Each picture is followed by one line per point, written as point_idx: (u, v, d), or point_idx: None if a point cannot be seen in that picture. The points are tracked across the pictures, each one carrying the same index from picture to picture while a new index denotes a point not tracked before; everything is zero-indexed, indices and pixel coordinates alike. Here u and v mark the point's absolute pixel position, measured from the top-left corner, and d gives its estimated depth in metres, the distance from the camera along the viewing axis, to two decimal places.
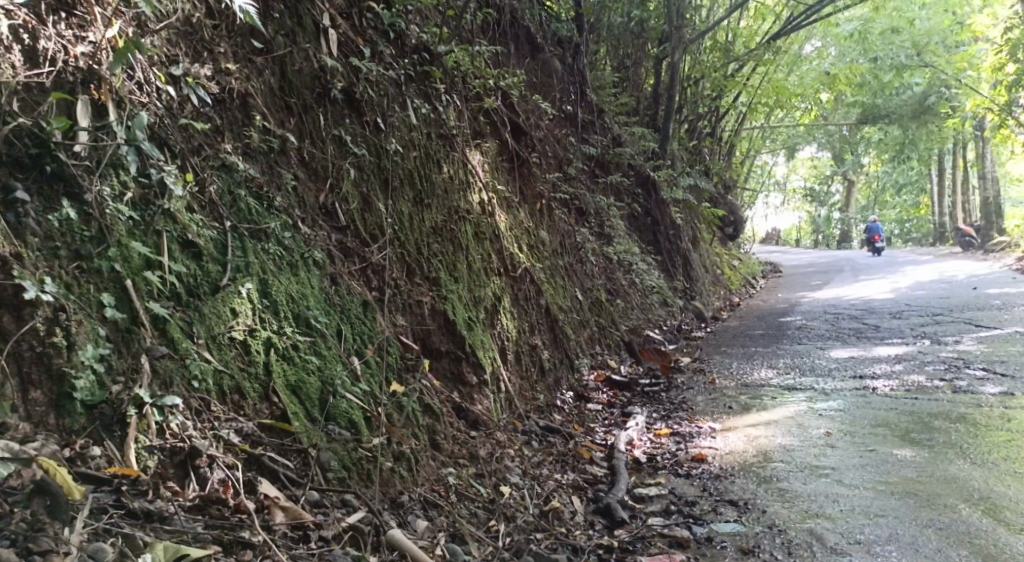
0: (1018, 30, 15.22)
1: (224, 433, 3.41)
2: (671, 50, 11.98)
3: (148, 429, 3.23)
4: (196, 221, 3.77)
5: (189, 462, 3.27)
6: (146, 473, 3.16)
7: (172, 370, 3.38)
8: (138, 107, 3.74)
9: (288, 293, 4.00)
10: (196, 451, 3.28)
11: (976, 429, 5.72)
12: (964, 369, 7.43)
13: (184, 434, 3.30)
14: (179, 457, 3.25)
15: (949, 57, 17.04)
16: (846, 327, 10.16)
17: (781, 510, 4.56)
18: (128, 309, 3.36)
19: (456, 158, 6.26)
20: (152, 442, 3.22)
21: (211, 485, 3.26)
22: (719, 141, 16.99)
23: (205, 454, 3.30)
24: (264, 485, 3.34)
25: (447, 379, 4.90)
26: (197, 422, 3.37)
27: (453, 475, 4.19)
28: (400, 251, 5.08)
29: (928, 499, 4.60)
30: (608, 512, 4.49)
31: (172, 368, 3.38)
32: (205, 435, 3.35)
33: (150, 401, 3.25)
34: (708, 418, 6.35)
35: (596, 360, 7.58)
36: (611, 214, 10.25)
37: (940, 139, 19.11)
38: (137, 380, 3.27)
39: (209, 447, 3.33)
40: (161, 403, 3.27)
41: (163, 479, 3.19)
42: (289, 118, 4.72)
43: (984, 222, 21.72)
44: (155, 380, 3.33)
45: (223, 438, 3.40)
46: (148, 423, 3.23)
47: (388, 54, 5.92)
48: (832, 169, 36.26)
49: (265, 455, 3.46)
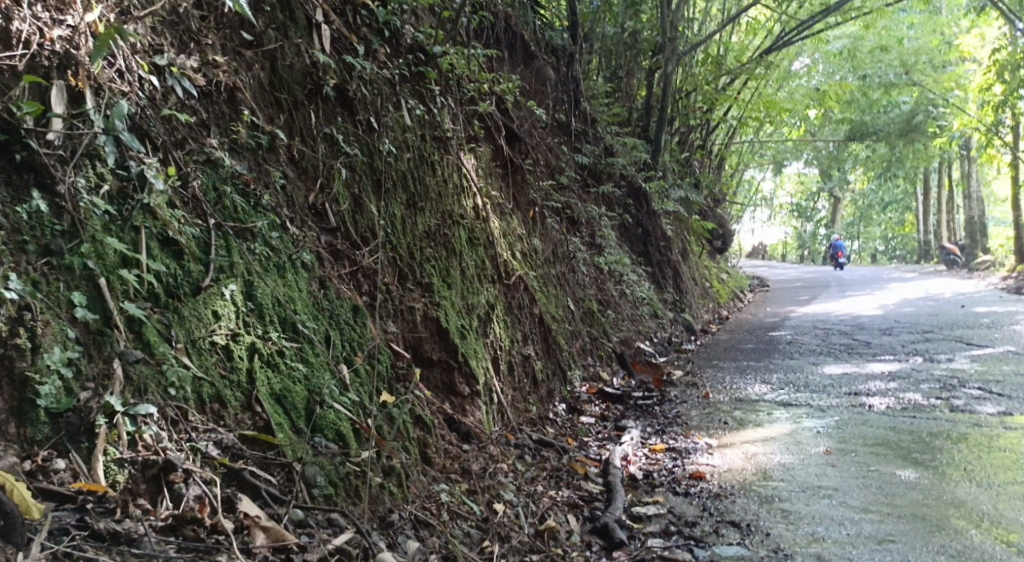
0: (1005, 51, 15.00)
1: (202, 445, 3.18)
2: (663, 63, 11.73)
3: (119, 441, 3.00)
4: (177, 217, 3.55)
5: (163, 477, 3.04)
6: (116, 488, 2.94)
7: (147, 376, 3.16)
8: (119, 95, 3.53)
9: (275, 296, 3.78)
10: (171, 465, 3.05)
11: (978, 449, 5.55)
12: (961, 387, 7.27)
13: (158, 446, 3.07)
14: (151, 472, 3.02)
15: (937, 76, 16.65)
16: (837, 343, 10.00)
17: (786, 533, 4.37)
18: (101, 310, 3.14)
19: (450, 162, 6.06)
20: (122, 455, 2.99)
21: (186, 504, 3.02)
22: (709, 154, 16.86)
23: (180, 469, 3.07)
24: (244, 504, 3.11)
25: (439, 390, 4.69)
26: (172, 434, 3.14)
27: (445, 491, 3.99)
28: (392, 254, 4.88)
29: (936, 524, 4.42)
30: (606, 532, 4.29)
31: (147, 374, 3.16)
32: (181, 448, 3.13)
33: (121, 410, 3.03)
34: (704, 434, 6.15)
35: (588, 372, 7.37)
36: (603, 225, 10.07)
37: (926, 158, 19.00)
38: (108, 386, 3.04)
39: (185, 460, 3.11)
40: (134, 411, 3.05)
41: (134, 495, 2.96)
42: (279, 115, 4.51)
43: (969, 241, 21.67)
44: (128, 387, 3.10)
45: (200, 450, 3.18)
46: (119, 434, 3.00)
47: (383, 52, 5.73)
48: (819, 185, 36.21)
49: (246, 469, 3.24)
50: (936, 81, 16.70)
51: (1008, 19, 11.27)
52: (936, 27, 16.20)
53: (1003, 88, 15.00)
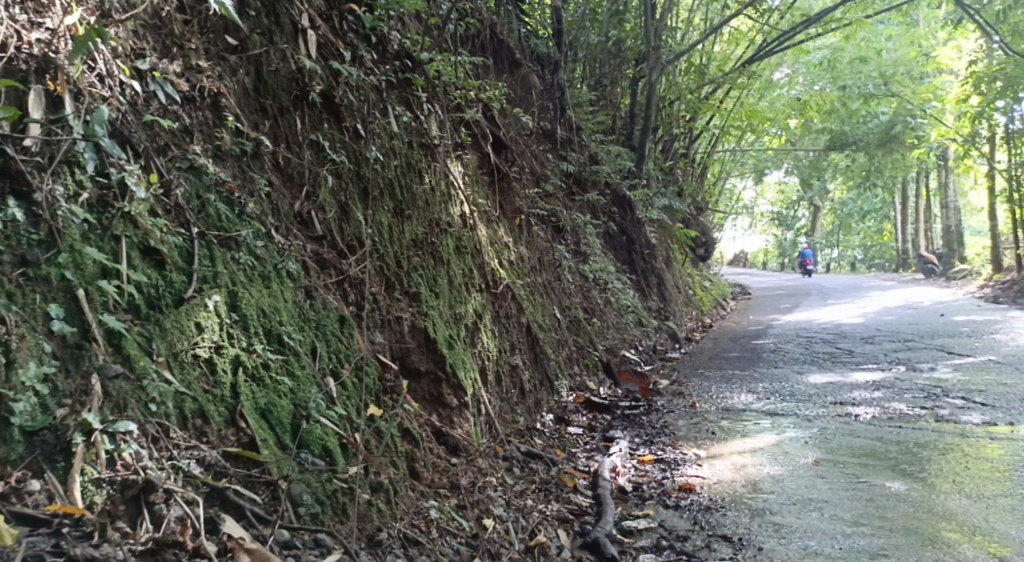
0: (981, 63, 15.02)
1: (184, 464, 3.08)
2: (647, 71, 11.69)
3: (96, 460, 2.89)
4: (159, 226, 3.45)
5: (143, 498, 2.93)
6: (93, 510, 2.83)
7: (127, 392, 3.05)
8: (99, 101, 3.43)
9: (260, 306, 3.67)
10: (151, 485, 2.95)
11: (965, 460, 5.50)
12: (944, 397, 7.24)
13: (137, 465, 2.96)
14: (131, 492, 2.91)
15: (915, 87, 16.70)
16: (820, 351, 9.98)
17: (778, 547, 4.31)
18: (79, 323, 3.03)
19: (437, 170, 5.98)
20: (100, 475, 2.88)
21: (167, 526, 2.91)
22: (692, 163, 16.85)
23: (161, 489, 2.96)
24: (228, 525, 3.01)
25: (427, 402, 4.60)
26: (153, 451, 3.03)
27: (434, 507, 3.89)
28: (380, 263, 4.78)
29: (928, 537, 4.36)
30: (596, 548, 4.21)
31: (127, 389, 3.05)
32: (162, 466, 3.02)
33: (99, 427, 2.92)
34: (692, 445, 6.08)
35: (574, 381, 7.29)
36: (587, 233, 10.01)
37: (905, 168, 19.04)
38: (86, 403, 2.93)
39: (167, 479, 3.00)
40: (113, 428, 2.94)
41: (113, 518, 2.85)
42: (264, 121, 4.42)
43: (946, 250, 21.79)
44: (107, 403, 3.00)
45: (182, 469, 3.07)
46: (97, 452, 2.89)
47: (369, 58, 5.64)
48: (799, 193, 36.34)
49: (230, 488, 3.13)
50: (914, 92, 16.70)
51: (983, 32, 11.28)
52: (913, 39, 16.22)
53: (980, 100, 15.04)
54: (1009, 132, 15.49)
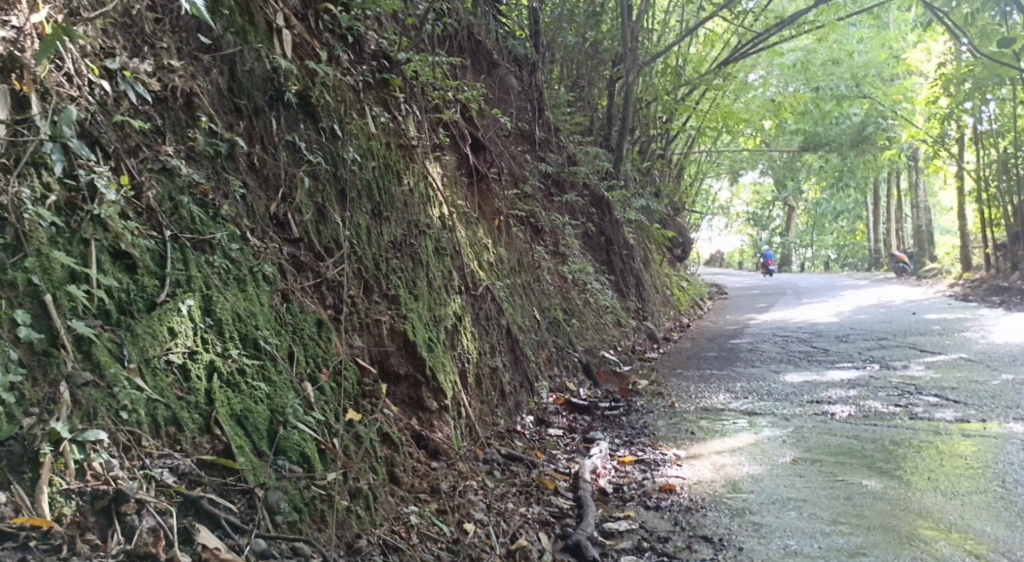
0: (950, 65, 15.17)
1: (156, 473, 3.00)
2: (624, 73, 11.69)
3: (65, 470, 2.81)
4: (130, 229, 3.37)
5: (114, 509, 2.85)
6: (61, 523, 2.74)
7: (97, 400, 2.97)
8: (66, 101, 3.36)
9: (235, 311, 3.60)
10: (123, 496, 2.87)
11: (940, 457, 5.51)
12: (918, 395, 7.27)
13: (108, 475, 2.88)
14: (101, 503, 2.83)
15: (886, 89, 16.84)
16: (796, 350, 10.00)
17: (758, 547, 4.28)
18: (47, 329, 2.95)
19: (415, 171, 5.92)
20: (69, 486, 2.80)
21: (139, 537, 2.83)
22: (669, 163, 16.87)
23: (133, 499, 2.88)
24: (202, 536, 2.94)
25: (406, 405, 4.54)
26: (125, 461, 2.96)
27: (415, 513, 3.83)
28: (357, 266, 4.72)
29: (906, 535, 4.35)
30: (578, 551, 4.17)
31: (97, 397, 2.97)
32: (134, 476, 2.94)
33: (68, 436, 2.84)
34: (672, 445, 6.06)
35: (554, 383, 7.26)
36: (566, 233, 9.98)
37: (877, 169, 19.18)
38: (54, 412, 2.85)
39: (139, 489, 2.92)
40: (82, 438, 2.86)
41: (82, 530, 2.77)
42: (239, 122, 4.35)
43: (917, 250, 22.00)
44: (76, 412, 2.92)
45: (155, 479, 2.99)
46: (66, 463, 2.81)
47: (346, 58, 5.58)
48: (773, 194, 36.53)
49: (205, 497, 3.06)
50: (886, 93, 16.79)
51: (951, 36, 11.36)
52: (884, 42, 16.30)
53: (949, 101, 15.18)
54: (978, 133, 15.59)
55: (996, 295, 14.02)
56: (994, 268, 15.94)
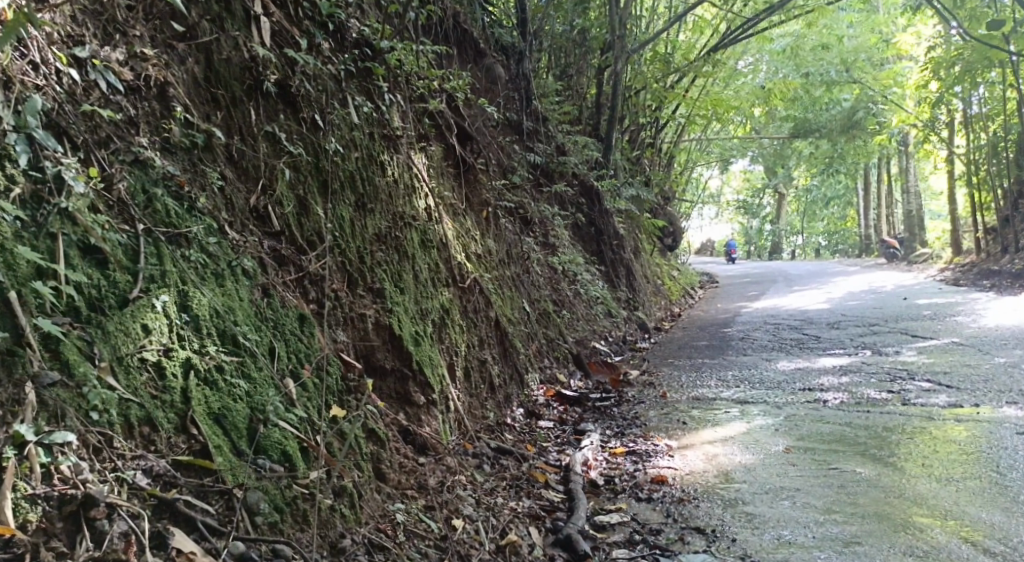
0: (940, 49, 15.04)
1: (129, 475, 2.90)
2: (612, 61, 11.55)
3: (30, 474, 2.70)
4: (100, 222, 3.27)
5: (83, 513, 2.74)
6: (27, 529, 2.64)
7: (65, 400, 2.87)
8: (31, 90, 3.27)
9: (213, 306, 3.50)
10: (92, 500, 2.76)
11: (933, 443, 5.44)
12: (910, 380, 7.22)
13: (77, 478, 2.78)
14: (69, 508, 2.73)
15: (876, 73, 16.72)
16: (787, 338, 9.94)
17: (752, 538, 4.21)
18: (12, 327, 2.85)
19: (400, 161, 5.81)
20: (34, 490, 2.69)
21: (109, 543, 2.73)
22: (659, 152, 16.73)
23: (102, 504, 2.77)
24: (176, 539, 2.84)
25: (392, 400, 4.46)
26: (95, 463, 2.85)
27: (401, 510, 3.75)
28: (341, 259, 4.62)
29: (901, 523, 4.28)
30: (569, 545, 4.11)
31: (65, 398, 2.87)
32: (104, 479, 2.84)
33: (34, 439, 2.73)
34: (663, 436, 5.98)
35: (545, 375, 7.18)
36: (555, 224, 9.90)
37: (867, 154, 19.11)
38: (18, 414, 2.75)
39: (109, 492, 2.82)
40: (49, 440, 2.76)
41: (49, 537, 2.67)
42: (217, 112, 4.25)
43: (908, 235, 21.95)
44: (43, 413, 2.81)
45: (127, 481, 2.89)
46: (31, 467, 2.71)
47: (327, 46, 5.47)
48: (764, 181, 36.46)
49: (180, 499, 2.96)
50: (875, 78, 16.66)
51: (940, 18, 11.19)
52: (874, 25, 16.14)
53: (939, 86, 15.09)
54: (968, 117, 15.63)
55: (987, 278, 13.98)
56: (985, 251, 15.91)
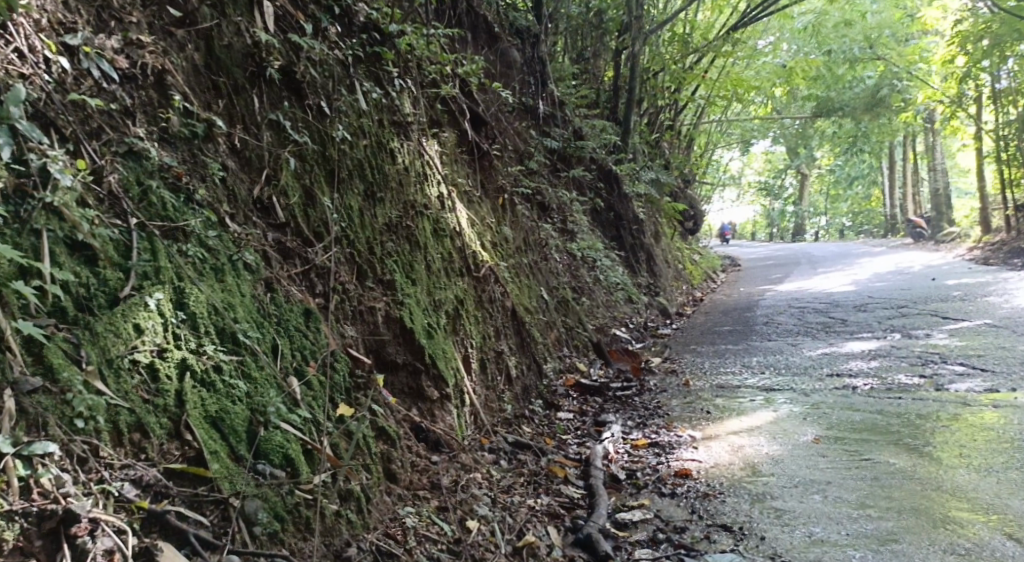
0: (967, 23, 14.69)
1: (116, 487, 2.76)
2: (630, 42, 11.32)
3: (7, 489, 2.55)
4: (89, 217, 3.12)
5: (63, 530, 2.59)
6: (2, 550, 2.47)
7: (47, 408, 2.73)
8: (16, 80, 3.13)
9: (211, 303, 3.35)
10: (73, 516, 2.60)
11: (970, 430, 5.23)
12: (943, 364, 6.98)
13: (58, 493, 2.63)
14: (49, 525, 2.57)
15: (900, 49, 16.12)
16: (814, 321, 9.71)
17: (782, 536, 4.03)
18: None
19: (411, 148, 5.65)
20: (12, 506, 2.53)
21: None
22: (679, 134, 16.46)
23: (84, 519, 2.61)
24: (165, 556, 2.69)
25: (404, 396, 4.30)
26: (79, 474, 2.72)
27: (412, 514, 3.59)
28: (349, 250, 4.46)
29: (941, 518, 4.08)
30: (590, 545, 3.95)
31: (48, 405, 2.73)
32: (89, 492, 2.70)
33: (11, 451, 2.59)
34: (687, 426, 5.79)
35: (564, 364, 7.00)
36: (574, 210, 9.70)
37: (892, 131, 18.77)
38: None
39: (93, 507, 2.66)
40: (29, 450, 2.62)
41: (26, 556, 2.51)
42: (218, 101, 4.09)
43: (935, 214, 21.49)
44: (22, 422, 2.67)
45: (113, 493, 2.75)
46: (8, 480, 2.56)
47: (334, 32, 5.29)
48: (786, 161, 35.95)
49: (171, 512, 2.81)
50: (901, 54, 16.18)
51: None
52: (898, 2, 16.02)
53: (967, 61, 14.74)
54: (996, 91, 15.26)
55: (1017, 257, 13.65)
56: (1015, 229, 15.51)
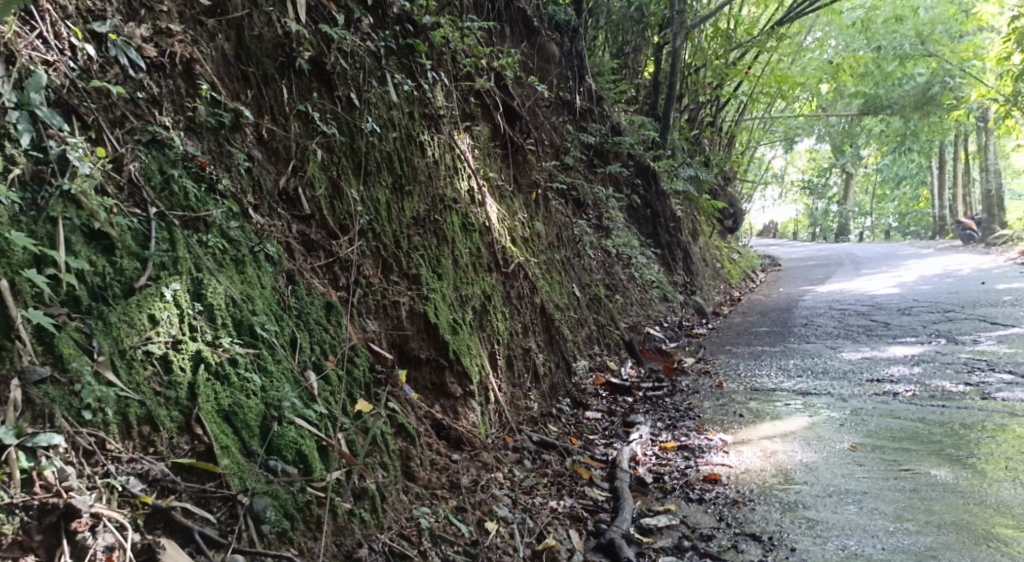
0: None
1: (122, 481, 2.74)
2: (671, 37, 11.13)
3: (10, 482, 2.55)
4: (107, 205, 3.11)
5: (64, 525, 2.59)
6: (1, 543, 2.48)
7: (54, 399, 2.71)
8: (39, 68, 3.13)
9: (229, 295, 3.32)
10: (73, 511, 2.60)
11: (1018, 443, 5.04)
12: (991, 372, 6.76)
13: (62, 487, 2.63)
14: (49, 519, 2.57)
15: (954, 46, 16.07)
16: (854, 324, 9.49)
17: (814, 548, 3.91)
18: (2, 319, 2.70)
19: (441, 141, 5.58)
20: (13, 499, 2.54)
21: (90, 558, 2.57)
22: (720, 131, 16.20)
23: (85, 515, 2.61)
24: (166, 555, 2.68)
25: (426, 392, 4.24)
26: (86, 467, 2.71)
27: (427, 514, 3.52)
28: (375, 244, 4.41)
29: (982, 534, 3.94)
30: (611, 551, 3.86)
31: (56, 395, 2.72)
32: (93, 487, 2.69)
33: (15, 443, 2.58)
34: (719, 429, 5.66)
35: (594, 362, 6.89)
36: (609, 206, 9.59)
37: (942, 130, 18.47)
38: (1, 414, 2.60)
39: (95, 502, 2.66)
40: (34, 442, 2.61)
41: (25, 550, 2.51)
42: (246, 91, 4.06)
43: (986, 216, 20.93)
44: (29, 413, 2.66)
45: (119, 488, 2.73)
46: (10, 473, 2.55)
47: (368, 22, 5.23)
48: (831, 160, 35.30)
49: (176, 508, 2.80)
50: (953, 51, 16.05)
51: None
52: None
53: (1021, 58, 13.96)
54: None
55: None
56: None
